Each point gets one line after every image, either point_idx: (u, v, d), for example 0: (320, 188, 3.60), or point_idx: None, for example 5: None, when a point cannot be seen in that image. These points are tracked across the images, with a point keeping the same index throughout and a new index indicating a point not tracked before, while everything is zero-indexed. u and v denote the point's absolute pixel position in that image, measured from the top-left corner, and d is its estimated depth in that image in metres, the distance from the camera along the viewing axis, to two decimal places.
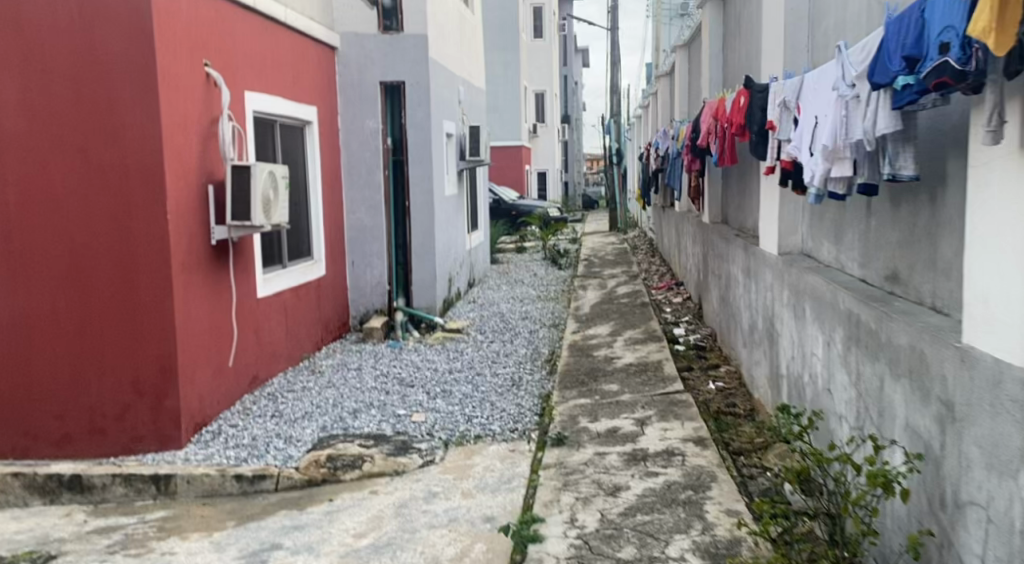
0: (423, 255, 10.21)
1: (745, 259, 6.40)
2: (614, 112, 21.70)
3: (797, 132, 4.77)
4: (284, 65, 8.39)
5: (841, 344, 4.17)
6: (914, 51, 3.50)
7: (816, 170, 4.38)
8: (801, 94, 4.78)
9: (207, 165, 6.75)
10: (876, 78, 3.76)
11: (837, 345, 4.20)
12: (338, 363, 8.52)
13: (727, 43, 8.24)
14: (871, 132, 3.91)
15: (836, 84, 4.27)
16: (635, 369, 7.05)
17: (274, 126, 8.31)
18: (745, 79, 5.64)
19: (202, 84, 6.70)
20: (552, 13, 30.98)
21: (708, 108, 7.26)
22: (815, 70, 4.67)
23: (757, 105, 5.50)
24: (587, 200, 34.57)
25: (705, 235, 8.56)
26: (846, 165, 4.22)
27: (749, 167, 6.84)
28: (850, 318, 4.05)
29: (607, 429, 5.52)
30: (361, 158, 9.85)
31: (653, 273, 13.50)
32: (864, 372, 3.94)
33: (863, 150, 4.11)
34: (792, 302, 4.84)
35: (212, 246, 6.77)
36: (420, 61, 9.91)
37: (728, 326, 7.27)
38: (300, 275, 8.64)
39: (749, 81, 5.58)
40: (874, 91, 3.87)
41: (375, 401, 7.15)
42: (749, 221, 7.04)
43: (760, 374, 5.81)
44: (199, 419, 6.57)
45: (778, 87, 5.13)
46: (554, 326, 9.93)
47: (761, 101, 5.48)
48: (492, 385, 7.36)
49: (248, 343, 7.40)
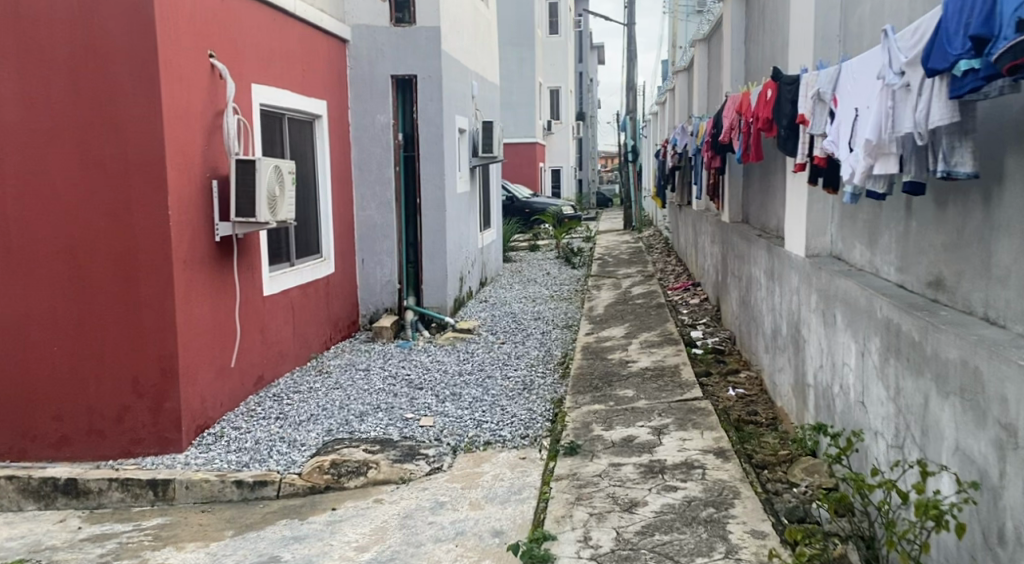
0: (434, 253, 9.98)
1: (768, 261, 6.13)
2: (630, 110, 21.41)
3: (835, 126, 4.53)
4: (293, 57, 8.15)
5: (877, 354, 3.91)
6: (982, 32, 3.26)
7: (857, 165, 4.15)
8: (839, 86, 4.54)
9: (211, 159, 6.51)
10: (932, 64, 3.51)
11: (873, 355, 3.94)
12: (346, 364, 8.29)
13: (750, 36, 7.96)
14: (923, 124, 3.68)
15: (881, 72, 4.01)
16: (652, 374, 6.79)
17: (283, 120, 8.09)
18: (774, 70, 5.39)
19: (207, 76, 6.47)
20: (567, 9, 30.68)
21: (731, 102, 7.01)
22: (855, 60, 4.43)
23: (786, 98, 5.26)
24: (601, 197, 34.28)
25: (725, 235, 8.29)
26: (892, 161, 3.98)
27: (774, 165, 6.58)
28: (889, 327, 3.80)
29: (623, 438, 5.27)
30: (372, 153, 9.62)
31: (669, 273, 13.23)
32: (904, 386, 3.68)
33: (912, 144, 3.87)
34: (822, 307, 4.58)
35: (216, 242, 6.54)
36: (433, 54, 9.66)
37: (748, 330, 7.00)
38: (308, 273, 8.42)
39: (777, 73, 5.34)
40: (929, 79, 3.63)
41: (382, 403, 6.91)
42: (772, 221, 6.78)
43: (784, 382, 5.55)
44: (200, 421, 6.33)
45: (811, 78, 4.88)
46: (568, 327, 9.68)
47: (790, 94, 5.23)
48: (504, 389, 7.11)
49: (252, 343, 7.16)
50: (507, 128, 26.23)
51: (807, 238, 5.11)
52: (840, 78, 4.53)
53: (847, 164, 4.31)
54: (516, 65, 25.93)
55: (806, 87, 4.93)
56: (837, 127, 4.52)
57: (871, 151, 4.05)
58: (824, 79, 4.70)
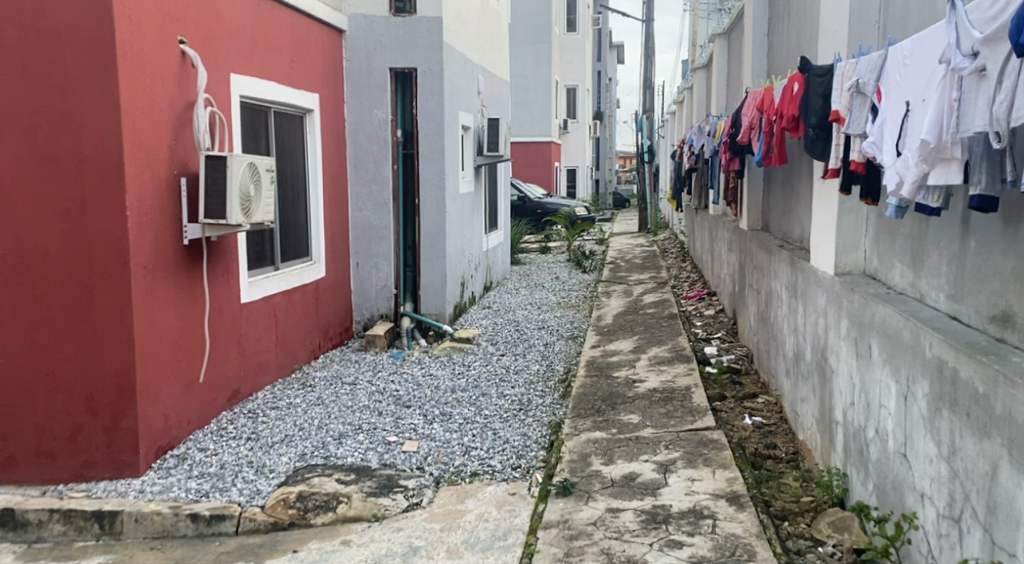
0: (433, 258, 9.37)
1: (791, 275, 5.51)
2: (647, 109, 20.74)
3: (880, 124, 3.92)
4: (280, 47, 7.59)
5: (925, 401, 3.30)
6: None
7: (912, 173, 3.53)
8: (885, 76, 3.92)
9: (180, 155, 5.94)
10: None
11: (919, 403, 3.34)
12: (333, 376, 7.70)
13: (774, 28, 7.32)
14: (1007, 119, 3.06)
15: (945, 55, 3.41)
16: (660, 397, 6.16)
17: (269, 114, 7.53)
18: (801, 61, 4.79)
19: (176, 66, 5.91)
20: (586, 5, 29.98)
21: (752, 99, 6.40)
22: (902, 44, 3.81)
23: (816, 92, 4.65)
24: (618, 198, 33.61)
25: (743, 245, 7.65)
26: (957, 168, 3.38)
27: (799, 167, 5.95)
28: (942, 370, 3.19)
29: (624, 475, 4.67)
30: (368, 151, 9.05)
31: (684, 281, 12.59)
32: (963, 446, 3.08)
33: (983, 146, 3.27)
34: (854, 337, 3.96)
35: (183, 246, 5.97)
36: (434, 46, 9.06)
37: (768, 350, 6.36)
38: (294, 278, 7.85)
39: (805, 63, 4.73)
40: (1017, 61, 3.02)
41: (365, 424, 6.33)
42: (795, 230, 6.16)
43: (807, 415, 4.92)
44: (162, 442, 5.76)
45: (849, 68, 4.26)
46: (573, 338, 9.07)
47: (820, 87, 4.61)
48: (498, 410, 6.51)
49: (226, 356, 6.59)
50: (522, 126, 25.64)
51: (838, 254, 4.49)
52: (885, 66, 3.94)
53: (893, 171, 3.73)
54: (532, 62, 25.30)
55: (840, 78, 4.32)
56: (881, 127, 3.93)
57: (928, 155, 3.47)
58: (867, 69, 4.09)
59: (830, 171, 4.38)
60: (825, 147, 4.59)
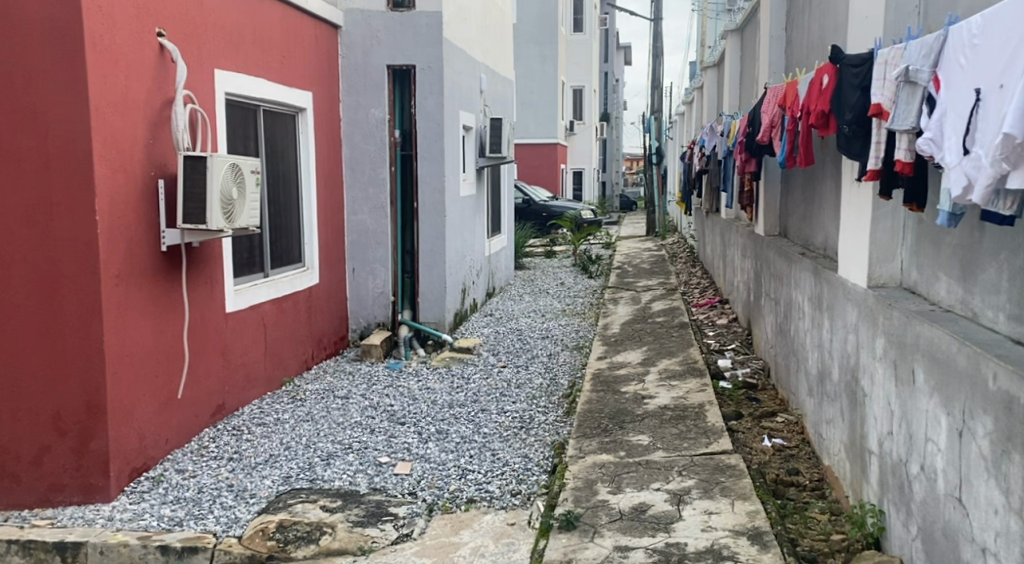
0: (432, 263, 8.94)
1: (815, 286, 5.10)
2: (654, 110, 20.31)
3: (941, 116, 3.50)
4: (269, 43, 7.21)
5: (988, 441, 2.93)
6: None
7: (986, 175, 3.13)
8: (948, 61, 3.50)
9: (157, 155, 5.55)
10: None
11: (982, 443, 2.95)
12: (325, 389, 7.29)
13: (793, 22, 6.91)
14: None
15: None
16: (671, 416, 5.75)
17: (258, 112, 7.14)
18: (833, 50, 4.38)
19: (153, 59, 5.51)
20: (593, 6, 29.52)
21: (773, 96, 6.02)
22: (967, 24, 3.39)
23: (848, 83, 4.29)
24: (624, 201, 33.14)
25: (760, 252, 7.23)
26: None
27: (824, 168, 5.54)
28: (1010, 406, 2.81)
29: (633, 506, 4.26)
30: (365, 152, 8.65)
31: (694, 287, 12.17)
32: None
33: None
34: (892, 359, 3.56)
35: (162, 252, 5.57)
36: (434, 42, 8.65)
37: (787, 366, 5.95)
38: (285, 285, 7.46)
39: (836, 54, 4.37)
40: None
41: (356, 442, 5.92)
42: (818, 236, 5.75)
43: (833, 439, 4.51)
44: (136, 464, 5.34)
45: (896, 55, 3.85)
46: (578, 348, 8.66)
47: (852, 78, 4.26)
48: (497, 427, 6.09)
49: (209, 369, 6.19)
50: (527, 128, 25.26)
51: (872, 264, 4.10)
52: (945, 50, 3.53)
53: (958, 171, 3.32)
54: (538, 63, 24.89)
55: (884, 67, 3.90)
56: (939, 121, 3.52)
57: (1010, 152, 3.05)
58: (919, 54, 3.66)
59: (869, 173, 3.96)
60: (863, 146, 4.17)
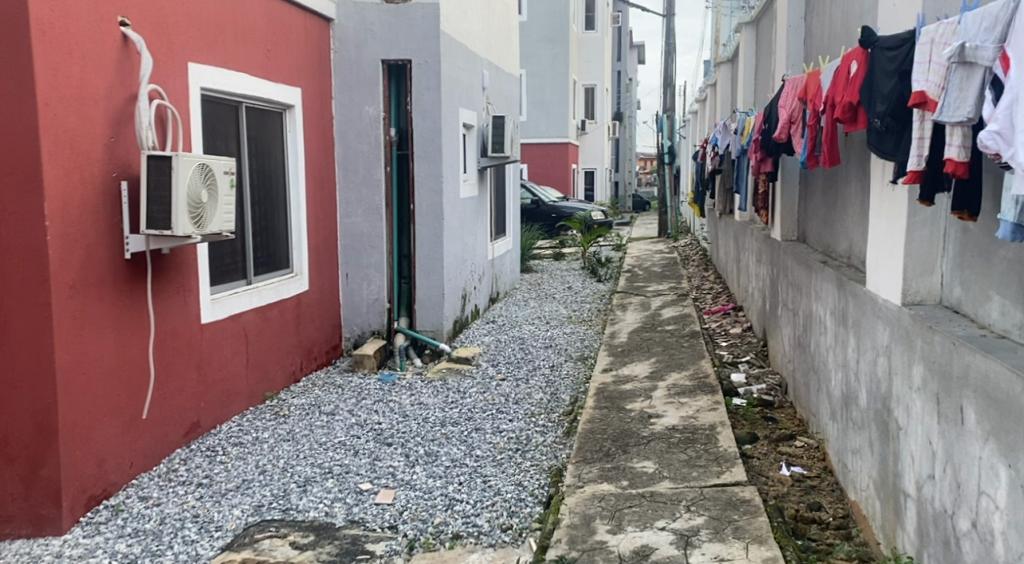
0: (429, 269, 8.45)
1: (839, 299, 4.61)
2: (667, 108, 19.78)
3: (1010, 106, 3.02)
4: (252, 34, 6.76)
5: None
6: None
7: None
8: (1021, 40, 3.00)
9: (120, 154, 5.09)
10: None
11: None
12: (310, 404, 6.81)
13: (814, 10, 6.41)
14: None
15: None
16: (680, 439, 5.26)
17: (240, 109, 6.70)
18: (862, 30, 3.93)
19: (115, 50, 5.06)
20: (606, 4, 28.99)
21: (790, 88, 5.56)
22: None
23: (879, 68, 3.82)
24: (637, 201, 32.58)
25: (777, 259, 6.73)
26: None
27: (851, 167, 5.04)
28: None
29: (635, 550, 3.82)
30: (359, 151, 8.19)
31: (706, 293, 11.64)
32: None
33: None
34: (935, 392, 3.10)
35: (125, 260, 5.10)
36: (432, 35, 8.18)
37: (806, 385, 5.47)
38: (271, 292, 7.00)
39: (865, 37, 3.91)
40: None
41: (337, 466, 5.44)
42: (842, 242, 5.24)
43: (860, 473, 4.03)
44: (94, 491, 4.87)
45: (951, 30, 3.34)
46: (583, 359, 8.16)
47: (883, 63, 3.80)
48: (491, 450, 5.62)
49: (181, 384, 5.71)
50: (539, 127, 24.79)
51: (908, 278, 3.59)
52: (1016, 24, 3.03)
53: None
54: (549, 61, 24.41)
55: (934, 45, 3.41)
56: (1008, 112, 3.03)
57: None
58: (978, 30, 3.18)
59: (911, 174, 3.50)
60: (896, 142, 3.75)
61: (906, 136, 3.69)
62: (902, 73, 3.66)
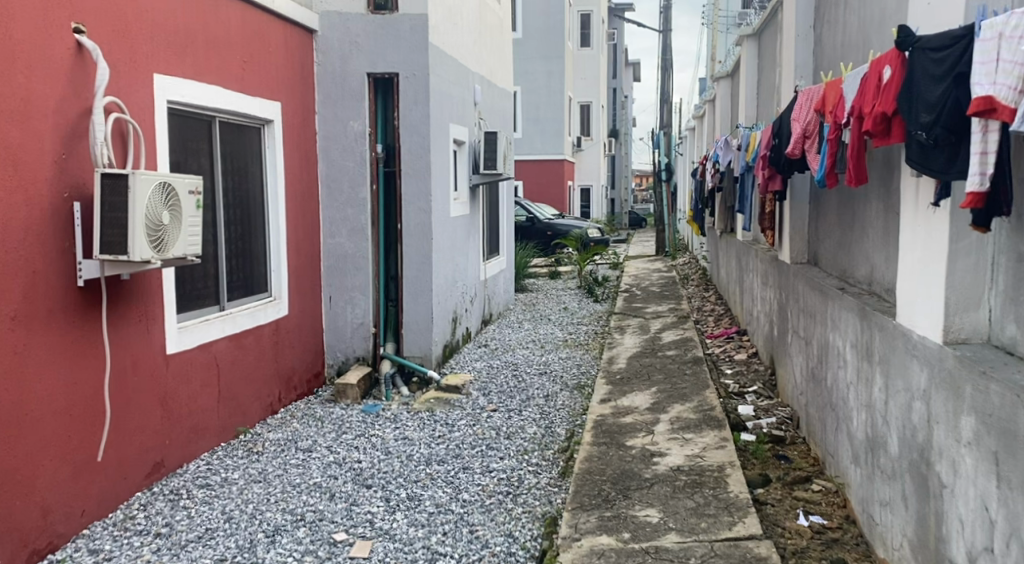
0: (417, 291, 7.97)
1: (864, 332, 4.19)
2: (663, 126, 19.38)
3: None
4: (228, 44, 6.35)
5: None
6: None
7: None
8: None
9: (72, 172, 4.66)
10: None
11: None
12: (287, 440, 6.34)
13: (824, 18, 6.02)
14: None
15: None
16: (686, 482, 4.81)
17: (213, 124, 6.28)
18: (900, 29, 3.67)
19: (67, 59, 4.63)
20: (601, 20, 28.62)
21: (800, 101, 5.22)
22: None
23: (924, 72, 3.53)
24: (633, 218, 32.15)
25: (786, 282, 6.29)
26: None
27: (873, 184, 4.62)
28: None
29: None
30: (343, 168, 7.76)
31: (707, 315, 11.19)
32: None
33: None
34: (992, 450, 3.00)
35: (78, 288, 4.65)
36: (420, 47, 7.76)
37: (823, 422, 5.05)
38: (246, 318, 6.55)
39: (903, 40, 3.62)
40: None
41: (310, 512, 5.01)
42: (862, 266, 4.81)
43: (891, 528, 3.75)
44: (36, 544, 4.41)
45: None
46: (579, 388, 7.70)
47: (926, 65, 3.52)
48: (479, 492, 5.18)
49: (143, 421, 5.24)
50: (533, 144, 24.36)
51: None
52: None
53: None
54: (544, 78, 24.05)
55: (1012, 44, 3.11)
56: None
57: None
58: None
59: (974, 195, 3.21)
60: (949, 158, 3.43)
61: (964, 147, 3.38)
62: (953, 74, 3.37)
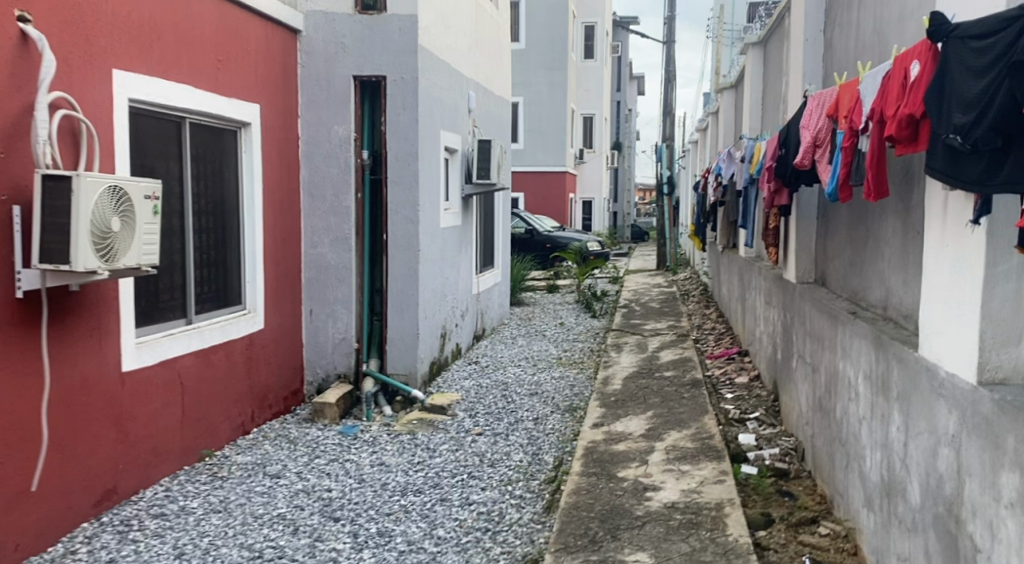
0: (403, 306, 7.53)
1: (884, 363, 3.77)
2: (666, 138, 18.98)
3: None
4: (202, 40, 5.95)
5: None
6: None
7: None
8: None
9: (12, 173, 4.28)
10: None
11: None
12: (255, 464, 5.90)
13: (836, 21, 5.62)
14: None
15: None
16: (681, 522, 4.40)
17: (182, 125, 5.86)
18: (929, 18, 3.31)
19: (9, 50, 4.25)
20: (605, 32, 28.27)
21: (809, 107, 4.88)
22: None
23: (954, 66, 3.19)
24: (636, 231, 31.76)
25: (792, 304, 5.88)
26: None
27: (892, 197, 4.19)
28: None
29: None
30: (327, 175, 7.35)
31: (708, 334, 10.76)
32: None
33: None
34: None
35: (16, 300, 4.28)
36: (408, 49, 7.35)
37: (831, 458, 4.64)
38: (217, 333, 6.10)
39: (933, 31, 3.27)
40: None
41: (269, 550, 4.60)
42: (877, 288, 4.38)
43: None
44: None
45: None
46: (571, 411, 7.27)
47: (955, 55, 3.18)
48: (456, 529, 4.77)
49: (93, 443, 4.80)
50: (534, 154, 23.97)
51: None
52: None
53: None
54: (547, 89, 23.69)
55: None
56: None
57: None
58: None
59: None
60: (988, 167, 3.06)
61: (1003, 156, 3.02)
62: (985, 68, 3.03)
